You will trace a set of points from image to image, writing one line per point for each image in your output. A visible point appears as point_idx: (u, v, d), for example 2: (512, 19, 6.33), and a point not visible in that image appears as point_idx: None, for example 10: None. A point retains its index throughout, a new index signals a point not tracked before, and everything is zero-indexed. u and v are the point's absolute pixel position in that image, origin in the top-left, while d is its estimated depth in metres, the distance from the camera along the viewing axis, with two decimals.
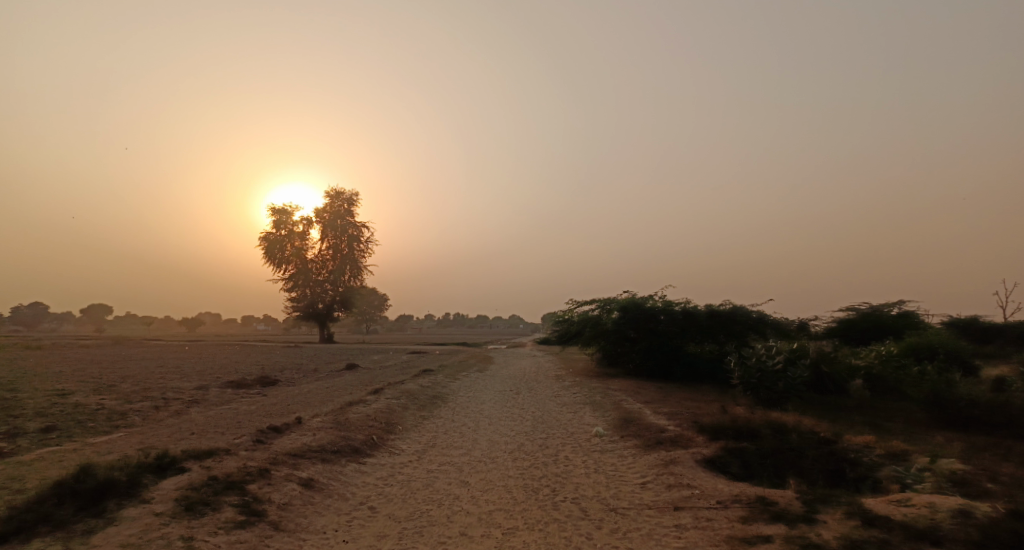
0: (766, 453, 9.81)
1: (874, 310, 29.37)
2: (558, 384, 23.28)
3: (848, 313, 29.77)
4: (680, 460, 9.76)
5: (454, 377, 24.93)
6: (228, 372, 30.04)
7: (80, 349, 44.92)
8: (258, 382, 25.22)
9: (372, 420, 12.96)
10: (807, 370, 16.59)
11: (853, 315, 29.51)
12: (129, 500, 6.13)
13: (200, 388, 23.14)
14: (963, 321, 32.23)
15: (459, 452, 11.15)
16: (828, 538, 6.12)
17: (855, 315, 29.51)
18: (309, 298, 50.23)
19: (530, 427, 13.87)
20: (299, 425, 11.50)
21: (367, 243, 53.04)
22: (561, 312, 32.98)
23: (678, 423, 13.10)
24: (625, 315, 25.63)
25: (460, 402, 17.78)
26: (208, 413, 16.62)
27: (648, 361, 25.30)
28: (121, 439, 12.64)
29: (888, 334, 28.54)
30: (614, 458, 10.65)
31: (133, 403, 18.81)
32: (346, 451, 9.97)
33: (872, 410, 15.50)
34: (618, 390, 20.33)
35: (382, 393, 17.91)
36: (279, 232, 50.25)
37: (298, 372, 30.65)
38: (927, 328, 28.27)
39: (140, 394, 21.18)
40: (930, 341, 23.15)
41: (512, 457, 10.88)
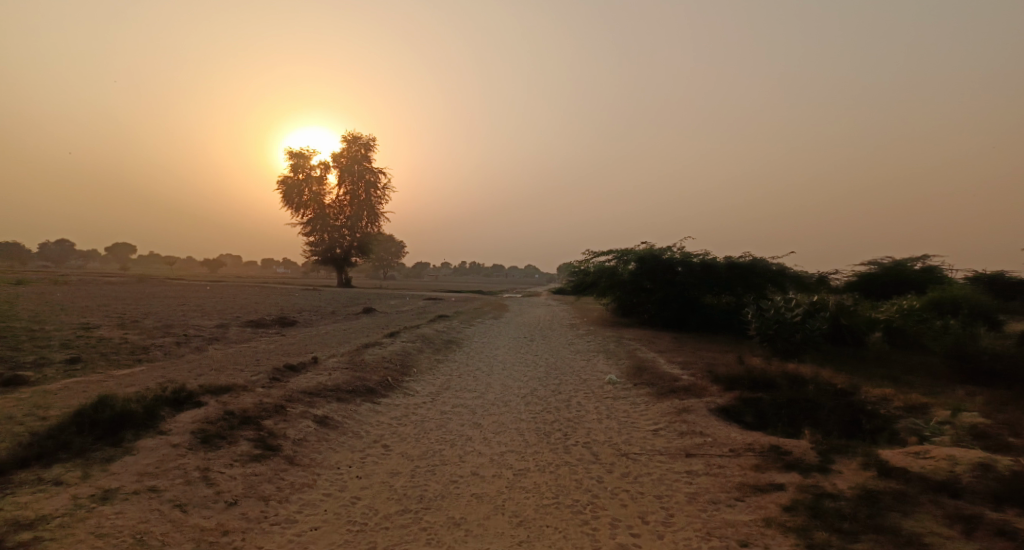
0: (781, 403, 9.72)
1: (897, 264, 28.74)
2: (572, 333, 23.34)
3: (869, 266, 29.19)
4: (694, 408, 9.71)
5: (469, 323, 25.10)
6: (248, 313, 30.55)
7: (106, 287, 45.97)
8: (276, 323, 25.63)
9: (387, 362, 13.08)
10: (826, 323, 16.32)
11: (874, 269, 28.96)
12: (146, 431, 6.23)
13: (220, 327, 23.59)
14: (988, 277, 31.51)
15: (473, 395, 11.22)
16: (842, 488, 6.05)
17: (877, 269, 28.95)
18: (327, 242, 50.48)
19: (543, 373, 13.93)
20: (315, 365, 11.62)
21: (384, 189, 52.74)
22: (577, 261, 32.75)
23: (692, 372, 13.04)
24: (642, 266, 25.37)
25: (474, 347, 17.91)
26: (228, 351, 16.94)
27: (664, 312, 25.18)
28: (143, 373, 12.94)
29: (909, 288, 28.02)
30: (627, 405, 10.65)
31: (156, 340, 19.24)
32: (360, 391, 10.07)
33: (891, 363, 15.30)
34: (632, 340, 20.31)
35: (398, 337, 18.08)
36: (296, 176, 50.10)
37: (316, 314, 31.10)
38: (950, 283, 27.70)
39: (162, 331, 21.67)
40: (954, 295, 22.68)
41: (525, 401, 10.93)
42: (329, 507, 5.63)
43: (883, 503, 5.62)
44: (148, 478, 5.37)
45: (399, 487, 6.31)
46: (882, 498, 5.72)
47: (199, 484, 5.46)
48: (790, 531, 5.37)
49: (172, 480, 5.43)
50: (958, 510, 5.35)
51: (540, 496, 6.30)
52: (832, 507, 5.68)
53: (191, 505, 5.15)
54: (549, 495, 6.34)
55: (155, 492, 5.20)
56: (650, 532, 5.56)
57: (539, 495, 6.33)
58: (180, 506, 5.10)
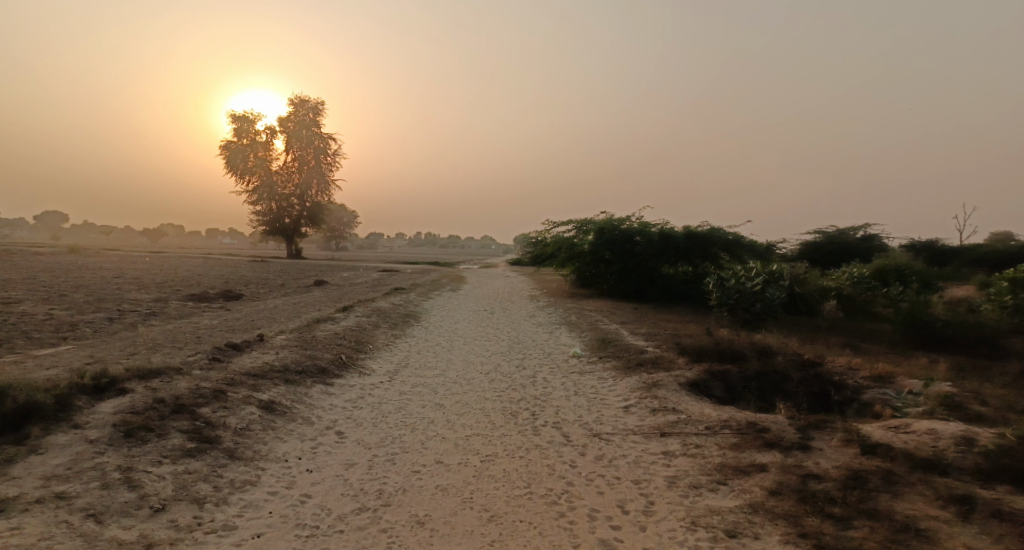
0: (751, 375, 9.51)
1: (839, 232, 29.48)
2: (532, 304, 22.93)
3: (816, 235, 29.81)
4: (664, 382, 9.38)
5: (426, 295, 24.36)
6: (190, 285, 28.91)
7: (33, 258, 42.82)
8: (221, 296, 24.28)
9: (340, 339, 12.32)
10: (784, 292, 16.36)
11: (820, 239, 29.60)
12: (57, 425, 5.38)
13: (158, 301, 22.15)
14: (921, 244, 32.84)
15: (433, 373, 10.63)
16: (828, 468, 5.78)
17: (821, 239, 29.63)
18: (275, 212, 48.37)
19: (505, 347, 13.44)
20: (260, 343, 10.76)
21: (335, 156, 50.74)
22: (535, 232, 32.31)
23: (657, 344, 12.77)
24: (602, 236, 25.09)
25: (432, 321, 17.28)
26: (166, 328, 15.80)
27: (623, 282, 25.04)
28: (68, 353, 11.79)
29: (852, 257, 28.80)
30: (595, 380, 10.26)
31: (85, 315, 17.80)
32: (311, 372, 9.32)
33: (846, 331, 15.49)
34: (593, 311, 20.04)
35: (352, 310, 17.25)
36: (241, 141, 47.56)
37: (264, 287, 29.70)
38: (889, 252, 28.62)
39: (93, 306, 20.11)
40: (895, 263, 23.38)
41: (488, 378, 10.41)
42: (276, 509, 4.97)
43: (871, 484, 5.36)
44: (56, 483, 4.59)
45: (355, 480, 5.68)
46: (870, 478, 5.46)
47: (120, 488, 4.70)
48: (779, 518, 5.04)
49: (86, 483, 4.66)
50: (950, 490, 5.12)
51: (511, 486, 5.80)
52: (819, 489, 5.38)
53: (109, 514, 4.42)
54: (520, 485, 5.85)
55: (64, 500, 4.43)
56: (632, 525, 5.15)
57: (509, 485, 5.83)
58: (95, 515, 4.37)
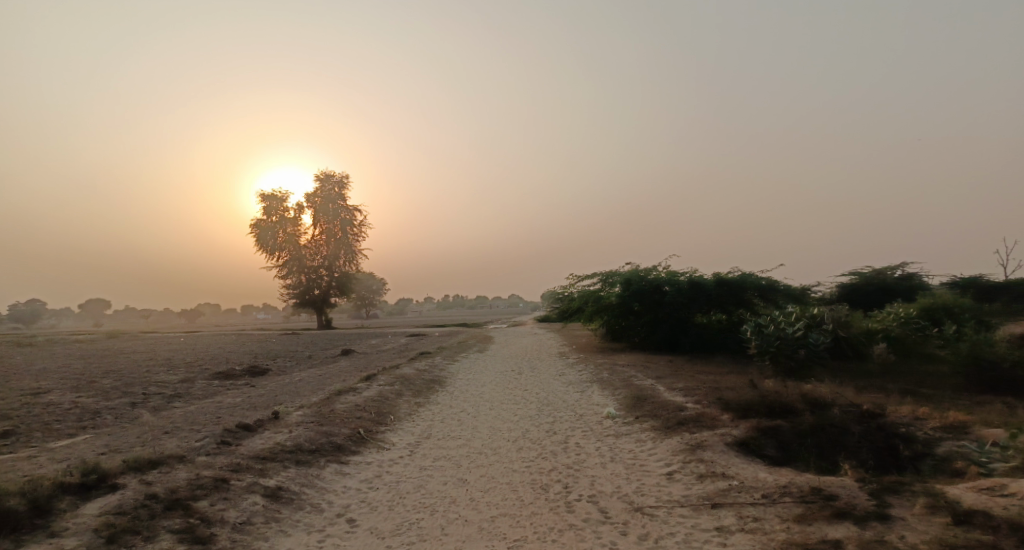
0: (806, 431, 8.58)
1: (876, 271, 28.27)
2: (562, 362, 22.12)
3: (851, 277, 28.59)
4: (709, 443, 8.50)
5: (453, 359, 23.75)
6: (218, 363, 28.83)
7: (71, 346, 43.67)
8: (247, 373, 24.03)
9: (360, 413, 11.75)
10: (828, 336, 15.36)
11: (856, 280, 28.34)
12: (34, 535, 4.87)
13: (185, 381, 21.95)
14: (964, 279, 31.30)
15: (457, 443, 9.94)
16: (916, 543, 4.89)
17: (857, 279, 28.41)
18: (304, 284, 48.91)
19: (534, 410, 12.67)
20: (275, 421, 10.24)
21: (361, 226, 51.56)
22: (561, 288, 31.77)
23: (697, 399, 11.87)
24: (629, 288, 24.43)
25: (457, 386, 16.62)
26: (188, 409, 15.42)
27: (655, 334, 24.13)
28: (83, 443, 11.42)
29: (892, 297, 27.42)
30: (632, 443, 9.42)
31: (110, 401, 17.59)
32: (325, 450, 8.70)
33: (901, 375, 14.34)
34: (626, 366, 19.15)
35: (375, 379, 16.71)
36: (270, 219, 48.77)
37: (291, 360, 29.49)
38: (930, 290, 27.25)
39: (119, 390, 19.96)
40: (942, 301, 22.11)
41: (516, 447, 9.65)
42: None
43: None
44: None
45: None
46: None
47: None
48: None
49: None
50: None
51: None
52: None
53: None
54: None
55: None
56: None
57: None
58: None
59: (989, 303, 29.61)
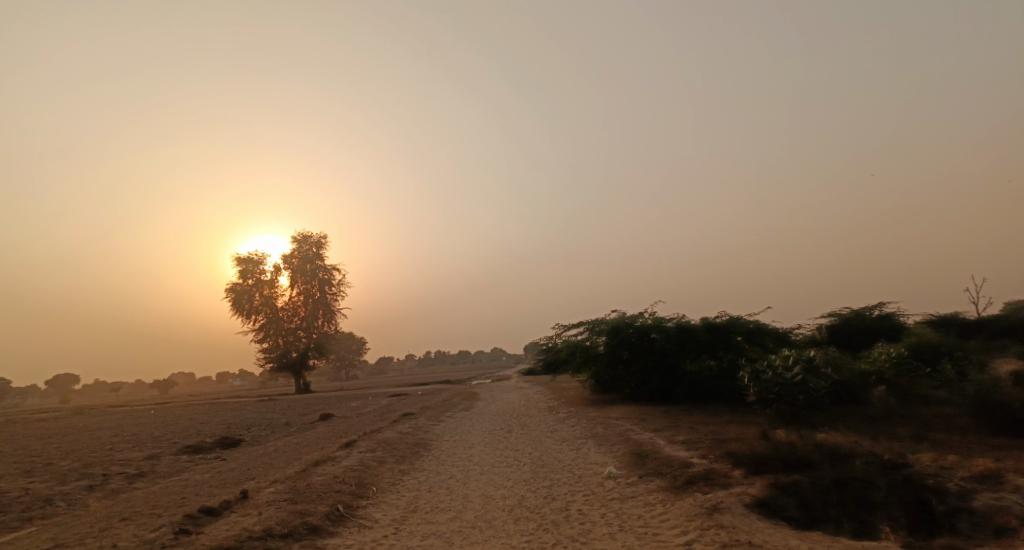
0: (828, 486, 7.90)
1: (858, 312, 28.15)
2: (552, 418, 21.20)
3: (830, 318, 28.30)
4: (725, 505, 7.77)
5: (438, 419, 22.66)
6: (188, 436, 27.20)
7: (32, 424, 41.27)
8: (219, 445, 22.61)
9: (339, 485, 10.75)
10: (827, 381, 14.83)
11: (836, 321, 28.05)
12: None
13: (151, 458, 20.48)
14: (944, 317, 31.34)
15: (447, 516, 9.01)
16: None
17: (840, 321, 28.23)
18: (282, 347, 47.38)
19: (528, 473, 11.77)
20: (244, 501, 9.24)
21: (339, 285, 50.55)
22: (546, 340, 31.06)
23: (702, 454, 11.14)
24: (616, 337, 23.87)
25: (444, 449, 15.64)
26: (151, 490, 14.16)
27: (646, 383, 23.43)
28: (28, 539, 10.21)
29: (875, 338, 27.14)
30: (640, 508, 8.61)
31: (66, 485, 16.17)
32: (300, 534, 7.74)
33: (907, 419, 13.79)
34: (620, 419, 18.37)
35: (355, 445, 15.64)
36: (246, 282, 47.62)
37: (267, 428, 28.00)
38: (910, 329, 27.12)
39: (77, 472, 18.46)
40: (928, 339, 21.88)
41: (513, 518, 8.75)
42: None
43: None
44: None
45: None
46: None
47: None
48: None
49: None
50: None
51: None
52: None
53: None
54: None
55: None
56: None
57: None
58: None
59: (972, 340, 29.55)
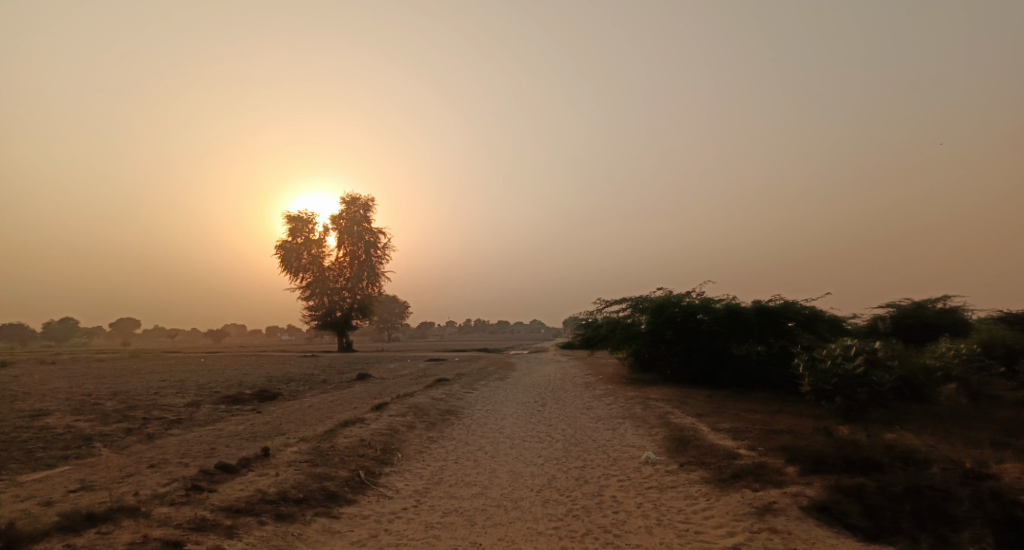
0: (899, 493, 6.96)
1: (921, 303, 26.27)
2: (589, 394, 20.52)
3: (889, 308, 26.54)
4: (779, 506, 6.94)
5: (472, 387, 22.32)
6: (230, 386, 27.76)
7: (90, 364, 43.19)
8: (257, 397, 22.88)
9: (362, 449, 10.38)
10: (891, 375, 13.61)
11: (896, 311, 26.27)
12: None
13: (191, 405, 20.84)
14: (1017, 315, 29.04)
15: (471, 492, 8.49)
16: None
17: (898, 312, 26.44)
18: (326, 306, 48.05)
19: (561, 451, 11.15)
20: (265, 459, 8.94)
21: (384, 249, 50.73)
22: (587, 315, 30.26)
23: (750, 445, 10.27)
24: (661, 315, 22.89)
25: (475, 418, 15.20)
26: (184, 438, 14.23)
27: (689, 364, 22.47)
28: (58, 477, 10.25)
29: (937, 333, 25.36)
30: (681, 499, 7.87)
31: (107, 426, 16.48)
32: (315, 500, 7.34)
33: (981, 421, 12.51)
34: (661, 401, 17.55)
35: (386, 408, 15.37)
36: (295, 240, 48.23)
37: (306, 384, 28.30)
38: (977, 325, 25.23)
39: (120, 414, 18.88)
40: (1001, 337, 20.19)
41: (542, 500, 8.14)
42: None
43: None
44: None
45: None
46: None
47: None
48: None
49: None
50: None
51: None
52: None
53: None
54: None
55: None
56: None
57: None
58: None
59: None
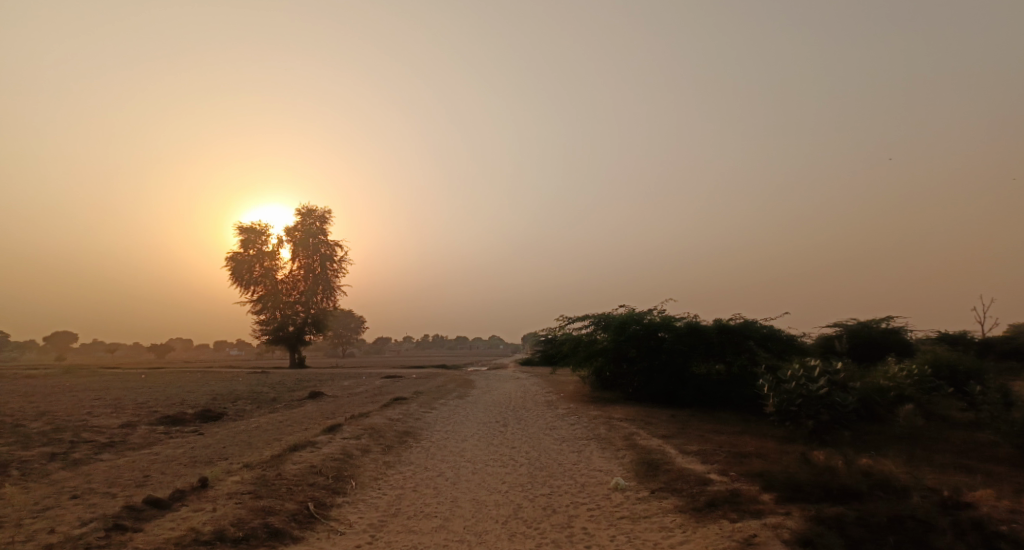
0: (881, 524, 6.69)
1: (871, 323, 26.91)
2: (551, 413, 20.03)
3: (838, 327, 27.11)
4: (761, 541, 6.55)
5: (431, 406, 21.54)
6: (172, 405, 26.10)
7: (18, 381, 40.21)
8: (200, 418, 21.49)
9: (312, 477, 9.58)
10: (853, 396, 13.61)
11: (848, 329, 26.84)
12: None
13: (126, 426, 19.36)
14: (960, 334, 30.12)
15: (431, 525, 7.84)
16: None
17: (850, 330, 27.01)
18: (279, 320, 46.29)
19: (526, 477, 10.60)
20: (202, 491, 8.08)
21: (341, 262, 49.39)
22: (548, 332, 29.89)
23: (721, 470, 9.95)
24: (622, 333, 22.70)
25: (434, 441, 14.50)
26: (114, 464, 13.02)
27: (651, 383, 22.27)
28: None
29: (885, 351, 26.02)
30: (657, 531, 7.42)
31: (27, 451, 15.00)
32: (257, 539, 6.57)
33: (941, 443, 12.56)
34: (625, 421, 17.20)
35: (339, 430, 14.50)
36: (247, 252, 46.43)
37: (254, 403, 26.89)
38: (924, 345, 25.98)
39: (45, 437, 17.32)
40: (949, 357, 20.74)
41: (508, 533, 7.57)
42: None
43: None
44: None
45: None
46: None
47: None
48: None
49: None
50: None
51: None
52: None
53: None
54: None
55: None
56: None
57: None
58: None
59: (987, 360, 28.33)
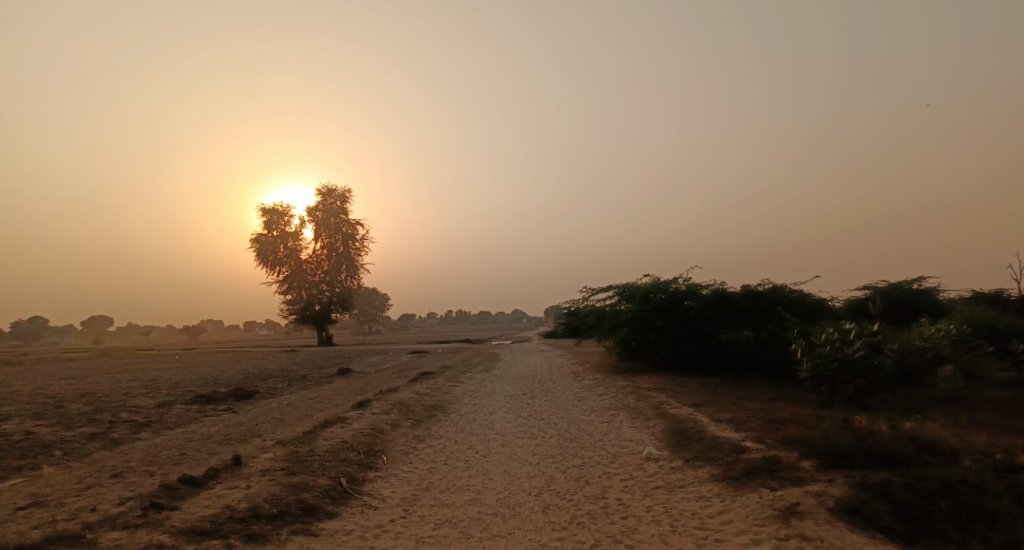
0: (930, 489, 6.43)
1: (905, 283, 26.12)
2: (578, 384, 19.92)
3: (867, 288, 26.42)
4: (804, 510, 6.35)
5: (458, 380, 21.59)
6: (205, 385, 26.63)
7: (58, 364, 41.47)
8: (232, 396, 21.87)
9: (343, 453, 9.60)
10: (891, 358, 13.20)
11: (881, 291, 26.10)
12: None
13: (162, 406, 19.78)
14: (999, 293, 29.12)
15: (464, 498, 7.79)
16: None
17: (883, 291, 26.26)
18: (305, 300, 46.83)
19: (557, 448, 10.51)
20: (236, 468, 8.13)
21: (363, 240, 49.57)
22: (572, 304, 29.66)
23: (757, 437, 9.72)
24: (648, 302, 22.37)
25: (463, 414, 14.50)
26: (151, 443, 13.27)
27: (678, 352, 21.99)
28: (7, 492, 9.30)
29: (917, 312, 25.34)
30: (694, 501, 7.26)
31: (68, 432, 15.39)
32: (292, 516, 6.57)
33: (984, 404, 12.15)
34: (654, 390, 17.01)
35: (368, 406, 14.57)
36: (270, 233, 46.79)
37: (284, 380, 27.29)
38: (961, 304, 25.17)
39: (84, 418, 17.76)
40: (988, 316, 20.09)
41: (542, 505, 7.48)
42: None
43: None
44: None
45: None
46: None
47: None
48: None
49: None
50: None
51: None
52: None
53: None
54: None
55: None
56: None
57: None
58: None
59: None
